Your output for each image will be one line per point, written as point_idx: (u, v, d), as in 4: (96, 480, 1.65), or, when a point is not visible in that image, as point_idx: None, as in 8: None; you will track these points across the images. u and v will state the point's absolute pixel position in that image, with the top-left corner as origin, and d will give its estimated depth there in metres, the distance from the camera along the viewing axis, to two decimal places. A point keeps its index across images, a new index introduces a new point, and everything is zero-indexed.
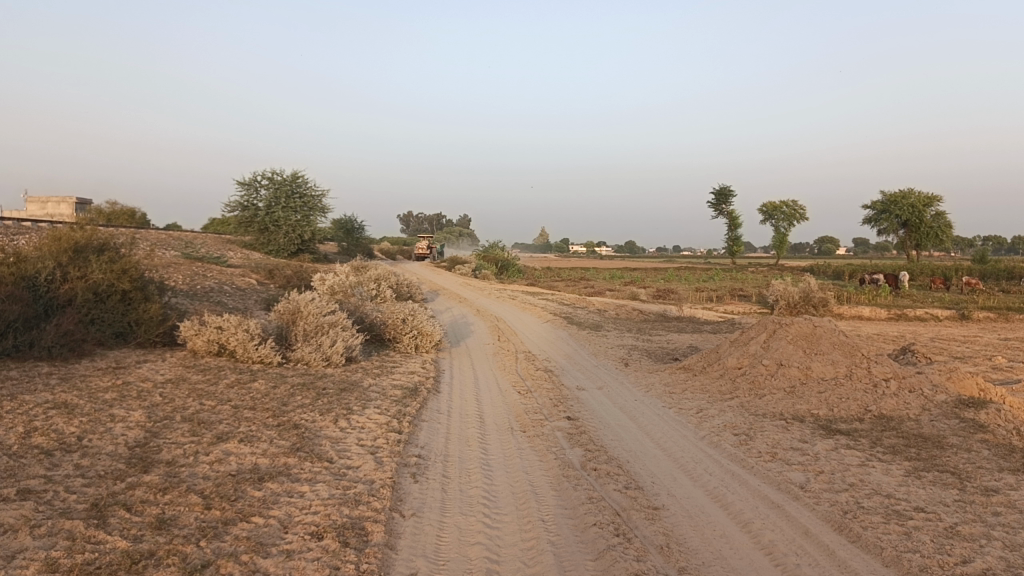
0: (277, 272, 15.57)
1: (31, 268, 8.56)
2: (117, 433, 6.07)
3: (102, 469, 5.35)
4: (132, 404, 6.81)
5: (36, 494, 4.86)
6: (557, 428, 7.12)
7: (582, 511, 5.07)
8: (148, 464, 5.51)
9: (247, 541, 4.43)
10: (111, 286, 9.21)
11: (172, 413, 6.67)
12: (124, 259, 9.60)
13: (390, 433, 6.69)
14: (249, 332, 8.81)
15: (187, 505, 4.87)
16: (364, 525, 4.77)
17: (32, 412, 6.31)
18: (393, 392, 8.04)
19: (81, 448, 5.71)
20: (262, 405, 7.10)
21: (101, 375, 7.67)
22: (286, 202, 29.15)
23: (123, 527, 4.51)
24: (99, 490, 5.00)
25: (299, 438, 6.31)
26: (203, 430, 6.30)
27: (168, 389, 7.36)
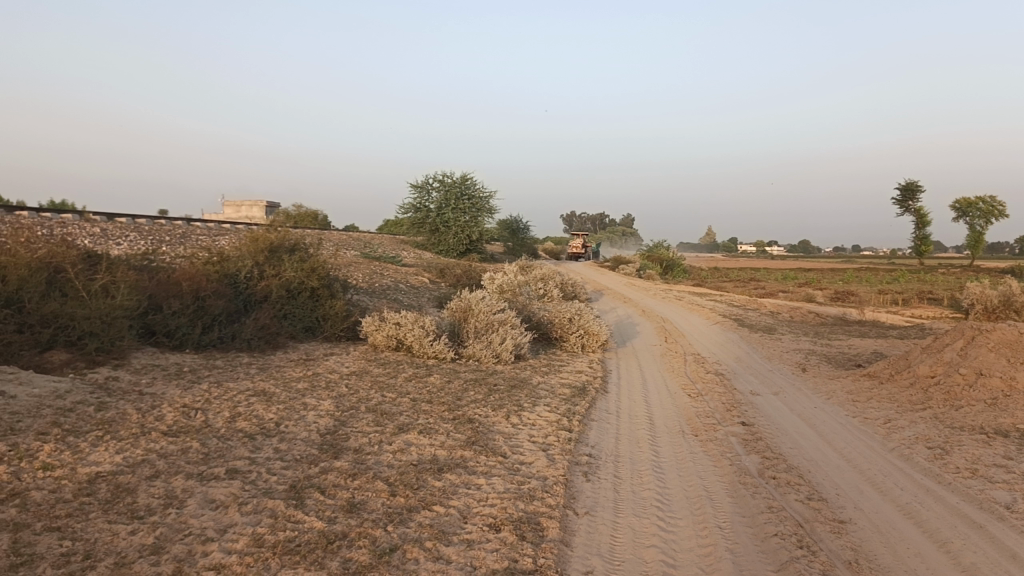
0: (448, 271, 16.14)
1: (232, 267, 9.47)
2: (310, 421, 6.53)
3: (298, 453, 5.77)
4: (322, 394, 7.28)
5: (242, 473, 5.33)
6: (731, 433, 6.94)
7: (761, 520, 4.92)
8: (338, 450, 5.88)
9: (431, 529, 4.63)
10: (302, 283, 9.92)
11: (358, 404, 7.08)
12: (313, 258, 10.31)
13: (561, 431, 6.77)
14: (424, 328, 9.18)
15: (374, 491, 5.16)
16: (540, 520, 4.85)
17: (236, 398, 6.90)
18: (562, 391, 8.13)
19: (279, 433, 6.18)
20: (438, 399, 7.39)
21: (294, 366, 8.26)
22: (455, 204, 30.14)
23: (319, 508, 4.85)
24: (296, 473, 5.40)
25: (473, 432, 6.51)
26: (386, 421, 6.65)
27: (352, 381, 7.81)
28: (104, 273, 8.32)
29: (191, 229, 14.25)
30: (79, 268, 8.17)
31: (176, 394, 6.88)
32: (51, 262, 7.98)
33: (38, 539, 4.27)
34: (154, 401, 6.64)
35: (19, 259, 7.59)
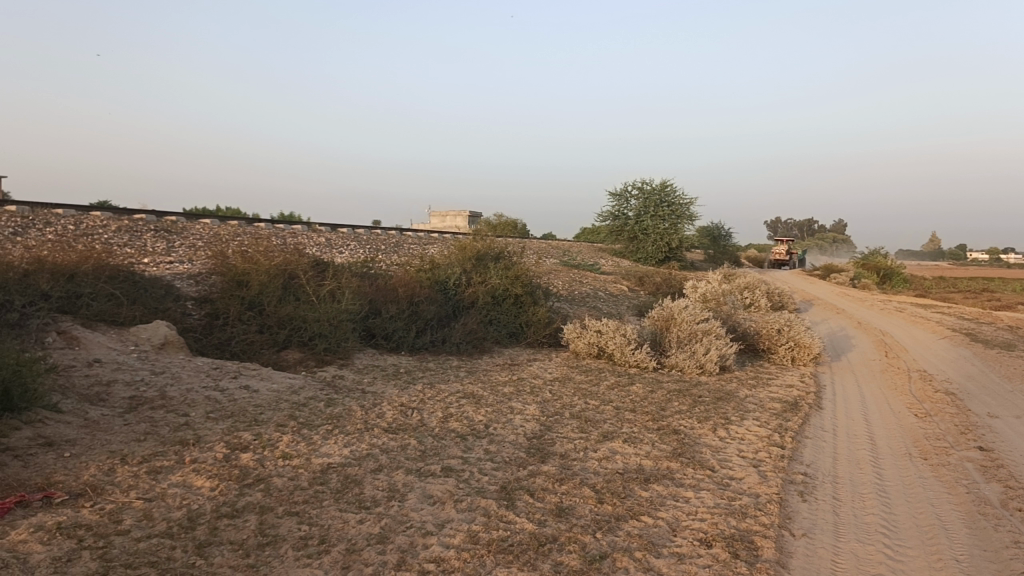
0: (647, 279, 16.02)
1: (443, 274, 10.09)
2: (517, 424, 6.71)
3: (507, 456, 5.95)
4: (527, 399, 7.46)
5: (456, 472, 5.58)
6: (966, 458, 6.33)
7: (1007, 556, 4.45)
8: (545, 454, 6.00)
9: (640, 539, 4.60)
10: (506, 290, 10.27)
11: (562, 410, 7.19)
12: (517, 266, 10.66)
13: (772, 447, 6.50)
14: (626, 336, 9.17)
15: (582, 497, 5.21)
16: (754, 539, 4.69)
17: (448, 400, 7.24)
18: (771, 405, 7.80)
19: (488, 435, 6.40)
20: (642, 409, 7.34)
21: (500, 370, 8.54)
22: (654, 211, 29.84)
23: (529, 511, 4.97)
24: (506, 474, 5.57)
25: (679, 444, 6.40)
26: (591, 428, 6.70)
27: (556, 387, 7.95)
28: (331, 279, 9.11)
29: (403, 238, 15.15)
30: (309, 275, 9.01)
31: (395, 393, 7.33)
32: (286, 269, 8.89)
33: (281, 522, 4.71)
34: (375, 399, 7.12)
35: (261, 266, 8.63)
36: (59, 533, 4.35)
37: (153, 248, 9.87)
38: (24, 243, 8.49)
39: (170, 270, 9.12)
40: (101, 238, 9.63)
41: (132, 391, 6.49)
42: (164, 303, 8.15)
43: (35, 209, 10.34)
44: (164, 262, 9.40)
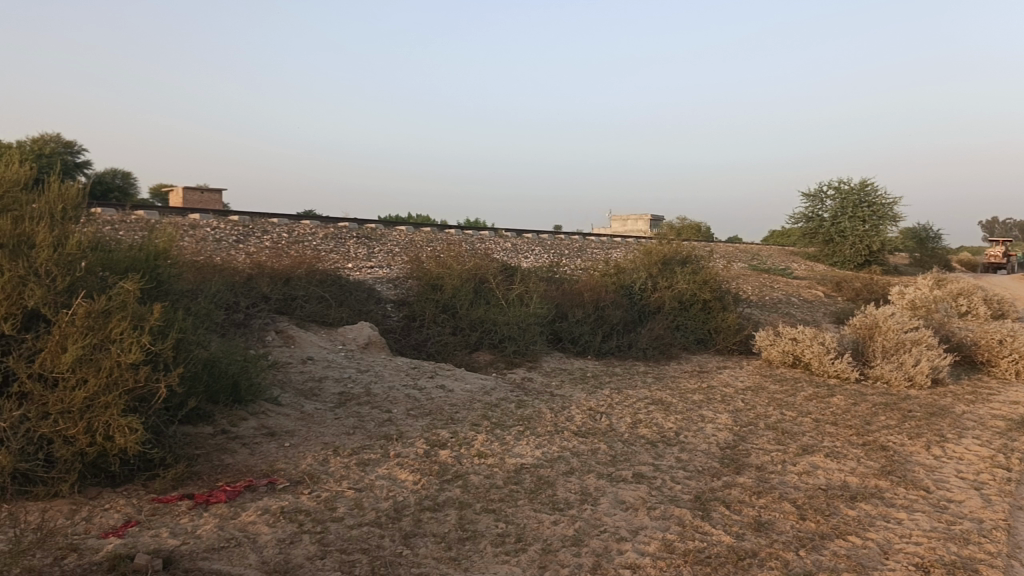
0: (846, 285, 15.13)
1: (628, 279, 10.16)
2: (709, 433, 6.56)
3: (700, 465, 5.83)
4: (718, 407, 7.27)
5: (648, 479, 5.53)
6: None
7: None
8: (740, 466, 5.82)
9: (848, 560, 4.35)
10: (694, 295, 10.06)
11: (757, 420, 6.94)
12: (706, 270, 10.40)
13: (996, 468, 5.93)
14: (824, 345, 8.72)
15: (782, 511, 5.01)
16: (979, 568, 4.30)
17: (637, 405, 7.20)
18: (994, 424, 7.11)
19: (680, 443, 6.30)
20: (844, 422, 6.94)
21: (688, 377, 8.38)
22: (852, 212, 28.10)
23: (726, 522, 4.84)
24: (700, 484, 5.45)
25: (888, 461, 5.99)
26: (788, 440, 6.42)
27: (749, 396, 7.69)
28: (520, 283, 9.35)
29: (588, 243, 15.24)
30: (499, 279, 9.30)
31: (583, 397, 7.38)
32: (476, 273, 9.25)
33: (479, 518, 4.87)
34: (565, 402, 7.20)
35: (453, 270, 9.06)
36: (283, 517, 4.75)
37: (356, 254, 10.55)
38: (247, 250, 9.34)
39: (371, 274, 9.70)
40: (311, 244, 10.42)
41: (341, 387, 6.98)
42: (366, 306, 8.68)
43: (255, 218, 11.35)
44: (366, 267, 10.01)
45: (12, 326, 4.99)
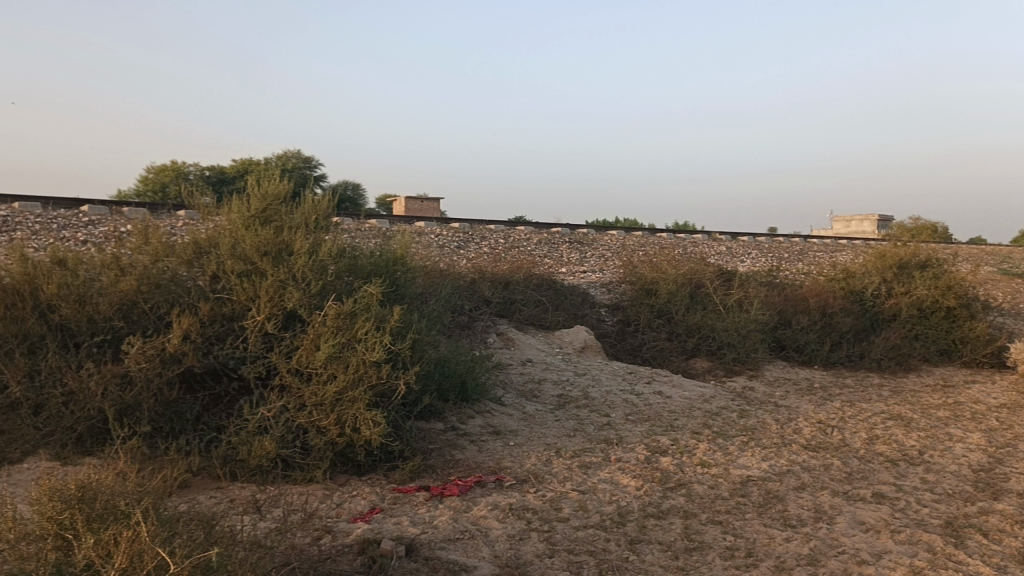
0: None
1: (859, 285, 9.53)
2: (958, 453, 6.00)
3: (949, 488, 5.35)
4: (968, 426, 6.63)
5: (890, 499, 5.15)
6: None
7: None
8: (998, 491, 5.28)
9: None
10: (936, 302, 9.25)
11: (1015, 442, 6.26)
12: (949, 275, 9.53)
13: None
14: None
15: None
16: None
17: (872, 420, 6.74)
18: None
19: (924, 463, 5.82)
20: None
21: (930, 392, 7.72)
22: None
23: (984, 553, 4.40)
24: (951, 509, 5.00)
25: None
26: None
27: (1004, 414, 6.95)
28: (740, 289, 9.05)
29: (809, 246, 14.48)
30: (716, 283, 9.07)
31: (811, 409, 7.02)
32: (693, 278, 9.08)
33: (705, 529, 4.77)
34: (791, 413, 6.89)
35: (669, 275, 8.97)
36: (512, 513, 4.91)
37: (569, 259, 10.72)
38: (468, 255, 9.77)
39: (585, 278, 9.81)
40: (527, 250, 10.71)
41: (560, 390, 7.12)
42: (582, 310, 8.79)
43: (474, 224, 11.86)
44: (580, 271, 10.14)
45: (275, 325, 5.55)
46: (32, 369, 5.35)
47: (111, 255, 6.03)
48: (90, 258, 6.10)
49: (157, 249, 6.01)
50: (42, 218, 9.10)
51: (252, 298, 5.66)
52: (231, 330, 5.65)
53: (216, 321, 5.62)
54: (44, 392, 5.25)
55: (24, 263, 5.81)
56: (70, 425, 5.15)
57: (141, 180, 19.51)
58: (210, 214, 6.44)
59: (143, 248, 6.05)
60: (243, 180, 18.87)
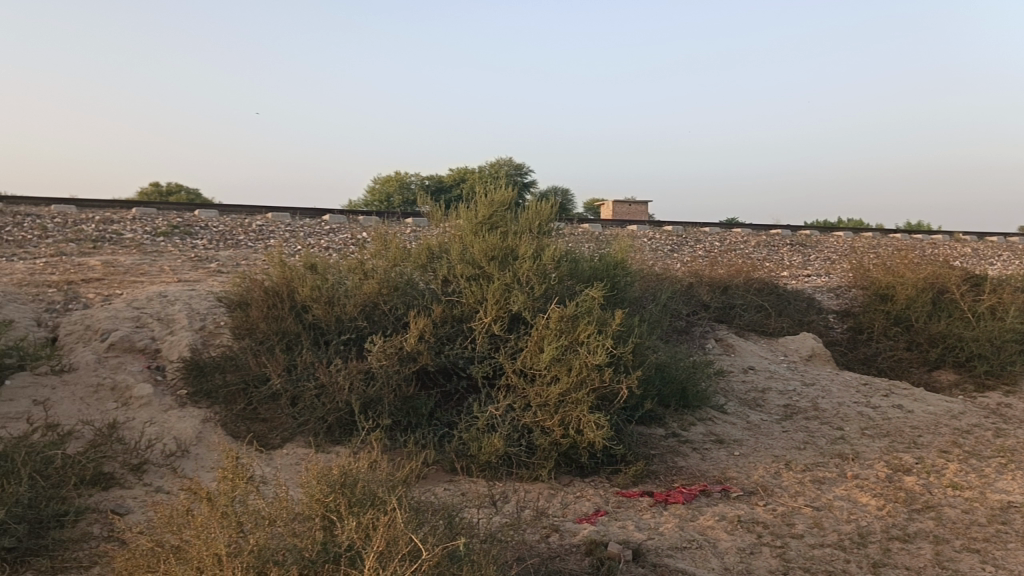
0: None
1: None
2: None
3: None
4: None
5: None
6: None
7: None
8: None
9: None
10: None
11: None
12: None
13: None
14: None
15: None
16: None
17: None
18: None
19: None
20: None
21: None
22: None
23: None
24: None
25: None
26: None
27: None
28: (991, 294, 8.21)
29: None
30: (964, 288, 8.28)
31: None
32: (936, 282, 8.34)
33: (961, 557, 4.36)
34: None
35: (906, 279, 8.31)
36: (741, 525, 4.75)
37: (791, 262, 10.23)
38: (684, 259, 9.61)
39: (810, 283, 9.31)
40: (745, 252, 10.35)
41: (786, 399, 6.81)
42: (807, 316, 8.37)
43: (688, 227, 11.64)
44: (803, 275, 9.65)
45: (501, 327, 5.75)
46: (290, 363, 5.91)
47: (354, 260, 6.54)
48: (336, 263, 6.66)
49: (394, 254, 6.43)
50: (291, 227, 10.05)
51: (480, 301, 5.90)
52: (460, 331, 5.92)
53: (447, 322, 5.91)
54: (300, 384, 5.79)
55: (283, 268, 6.44)
56: (322, 416, 5.63)
57: (369, 191, 21.02)
58: (440, 221, 6.79)
59: (381, 254, 6.51)
60: (460, 189, 19.77)
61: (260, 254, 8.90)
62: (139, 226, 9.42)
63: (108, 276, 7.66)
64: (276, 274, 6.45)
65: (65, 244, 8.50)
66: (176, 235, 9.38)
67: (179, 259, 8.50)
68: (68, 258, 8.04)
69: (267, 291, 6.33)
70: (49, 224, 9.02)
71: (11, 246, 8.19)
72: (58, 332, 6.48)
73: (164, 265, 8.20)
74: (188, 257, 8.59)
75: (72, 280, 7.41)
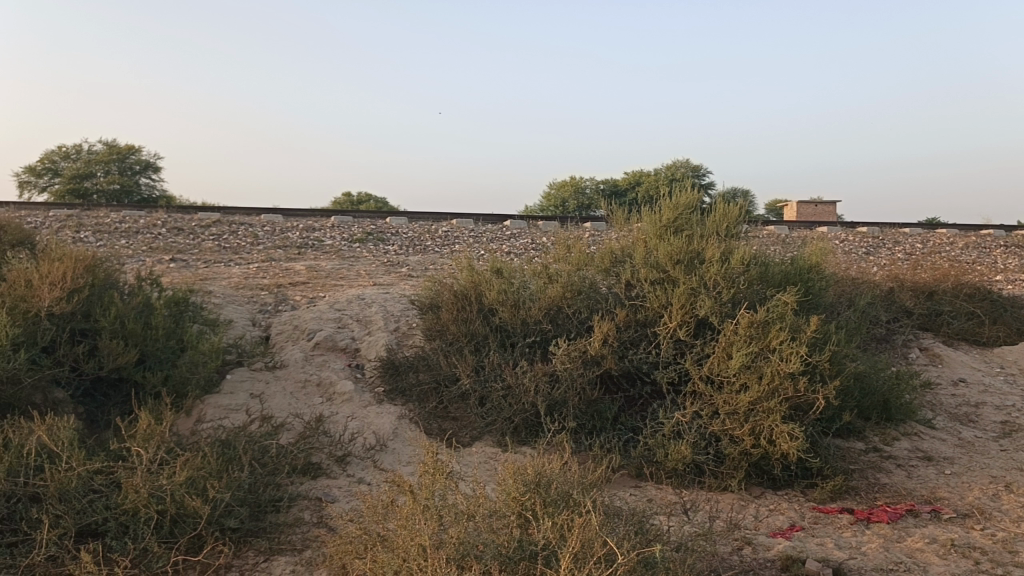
0: None
1: None
2: None
3: None
4: None
5: None
6: None
7: None
8: None
9: None
10: None
11: None
12: None
13: None
14: None
15: None
16: None
17: None
18: None
19: None
20: None
21: None
22: None
23: None
24: None
25: None
26: None
27: None
28: None
29: None
30: None
31: None
32: None
33: None
34: None
35: None
36: (955, 550, 4.38)
37: (1005, 265, 9.35)
38: (881, 262, 9.02)
39: None
40: (951, 254, 9.56)
41: (1004, 416, 6.22)
42: None
43: (885, 229, 10.92)
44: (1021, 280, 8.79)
45: (687, 333, 5.63)
46: (478, 364, 6.11)
47: (539, 265, 6.67)
48: (521, 268, 6.81)
49: (578, 259, 6.49)
50: (474, 233, 10.40)
51: (665, 305, 5.82)
52: (644, 336, 5.85)
53: (631, 326, 5.86)
54: (487, 385, 5.96)
55: (471, 273, 6.68)
56: (509, 416, 5.74)
57: (545, 196, 21.31)
58: (623, 225, 6.77)
59: (565, 258, 6.58)
60: (636, 192, 19.63)
61: (446, 259, 9.28)
62: (337, 233, 10.09)
63: (312, 280, 8.26)
64: (464, 279, 6.69)
65: (274, 250, 9.25)
66: (371, 241, 9.97)
67: (374, 264, 9.02)
68: (276, 263, 8.75)
69: (456, 294, 6.58)
70: (260, 232, 9.85)
71: (229, 252, 9.02)
72: (271, 331, 7.06)
73: (360, 269, 8.73)
74: (381, 261, 9.09)
75: (281, 283, 8.05)
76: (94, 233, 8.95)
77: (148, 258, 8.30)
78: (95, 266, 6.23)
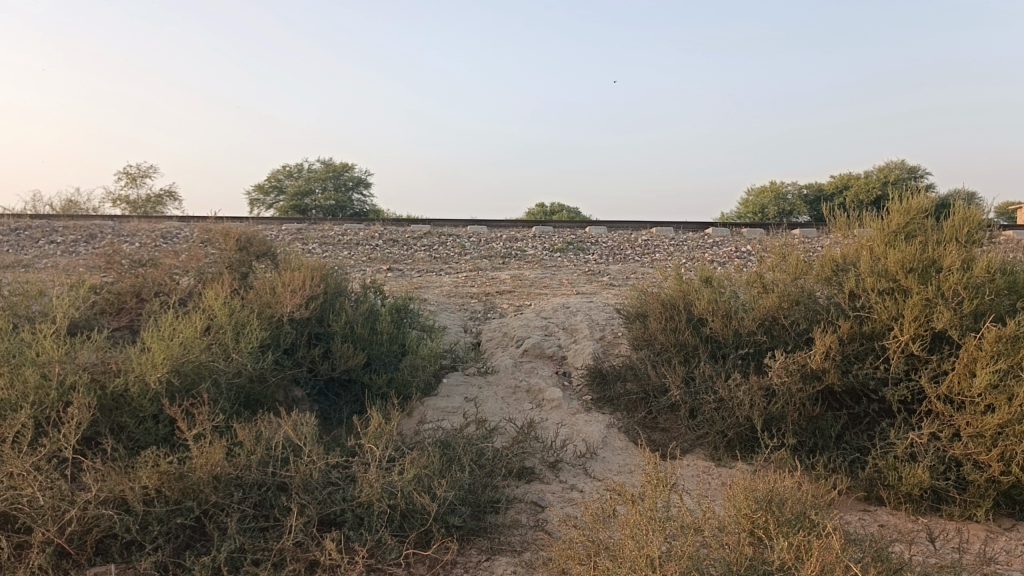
0: None
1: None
2: None
3: None
4: None
5: None
6: None
7: None
8: None
9: None
10: None
11: None
12: None
13: None
14: None
15: None
16: None
17: None
18: None
19: None
20: None
21: None
22: None
23: None
24: None
25: None
26: None
27: None
28: None
29: None
30: None
31: None
32: None
33: None
34: None
35: None
36: None
37: None
38: None
39: None
40: None
41: None
42: None
43: None
44: None
45: (921, 347, 5.22)
46: (689, 375, 5.99)
47: (752, 274, 6.46)
48: (732, 278, 6.63)
49: (795, 267, 6.22)
50: (676, 241, 10.27)
51: (895, 317, 5.44)
52: (871, 350, 5.49)
53: (856, 340, 5.52)
54: (699, 397, 5.80)
55: (680, 282, 6.59)
56: (722, 430, 5.58)
57: (743, 202, 20.66)
58: (845, 231, 6.43)
59: (780, 266, 6.33)
60: (844, 196, 18.59)
61: (648, 268, 9.21)
62: (539, 243, 10.31)
63: (517, 288, 8.49)
64: (672, 288, 6.60)
65: (480, 260, 9.61)
66: (572, 250, 10.10)
67: (576, 273, 9.13)
68: (483, 273, 9.08)
69: (664, 303, 6.49)
70: (467, 242, 10.27)
71: (440, 262, 9.47)
72: (481, 338, 7.32)
73: (563, 278, 8.88)
74: (583, 271, 9.18)
75: (489, 291, 8.34)
76: (321, 245, 9.71)
77: (368, 268, 8.91)
78: (327, 276, 6.77)
